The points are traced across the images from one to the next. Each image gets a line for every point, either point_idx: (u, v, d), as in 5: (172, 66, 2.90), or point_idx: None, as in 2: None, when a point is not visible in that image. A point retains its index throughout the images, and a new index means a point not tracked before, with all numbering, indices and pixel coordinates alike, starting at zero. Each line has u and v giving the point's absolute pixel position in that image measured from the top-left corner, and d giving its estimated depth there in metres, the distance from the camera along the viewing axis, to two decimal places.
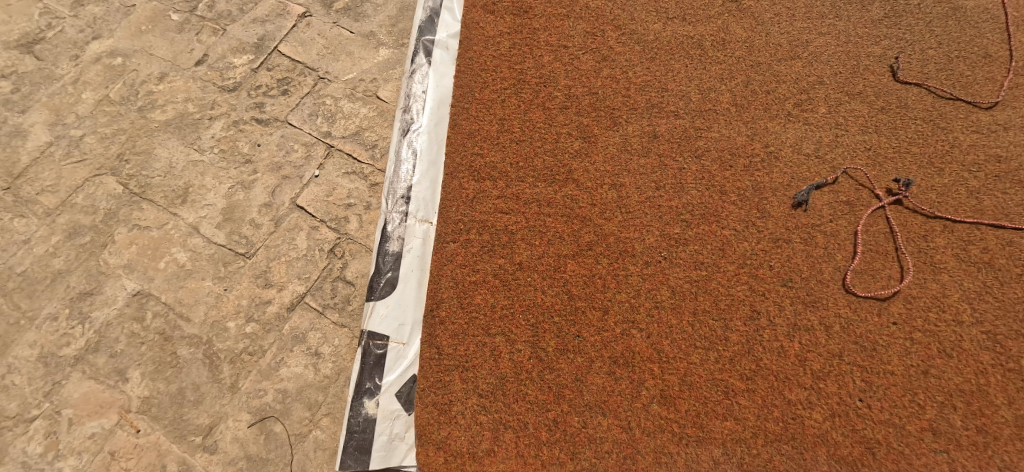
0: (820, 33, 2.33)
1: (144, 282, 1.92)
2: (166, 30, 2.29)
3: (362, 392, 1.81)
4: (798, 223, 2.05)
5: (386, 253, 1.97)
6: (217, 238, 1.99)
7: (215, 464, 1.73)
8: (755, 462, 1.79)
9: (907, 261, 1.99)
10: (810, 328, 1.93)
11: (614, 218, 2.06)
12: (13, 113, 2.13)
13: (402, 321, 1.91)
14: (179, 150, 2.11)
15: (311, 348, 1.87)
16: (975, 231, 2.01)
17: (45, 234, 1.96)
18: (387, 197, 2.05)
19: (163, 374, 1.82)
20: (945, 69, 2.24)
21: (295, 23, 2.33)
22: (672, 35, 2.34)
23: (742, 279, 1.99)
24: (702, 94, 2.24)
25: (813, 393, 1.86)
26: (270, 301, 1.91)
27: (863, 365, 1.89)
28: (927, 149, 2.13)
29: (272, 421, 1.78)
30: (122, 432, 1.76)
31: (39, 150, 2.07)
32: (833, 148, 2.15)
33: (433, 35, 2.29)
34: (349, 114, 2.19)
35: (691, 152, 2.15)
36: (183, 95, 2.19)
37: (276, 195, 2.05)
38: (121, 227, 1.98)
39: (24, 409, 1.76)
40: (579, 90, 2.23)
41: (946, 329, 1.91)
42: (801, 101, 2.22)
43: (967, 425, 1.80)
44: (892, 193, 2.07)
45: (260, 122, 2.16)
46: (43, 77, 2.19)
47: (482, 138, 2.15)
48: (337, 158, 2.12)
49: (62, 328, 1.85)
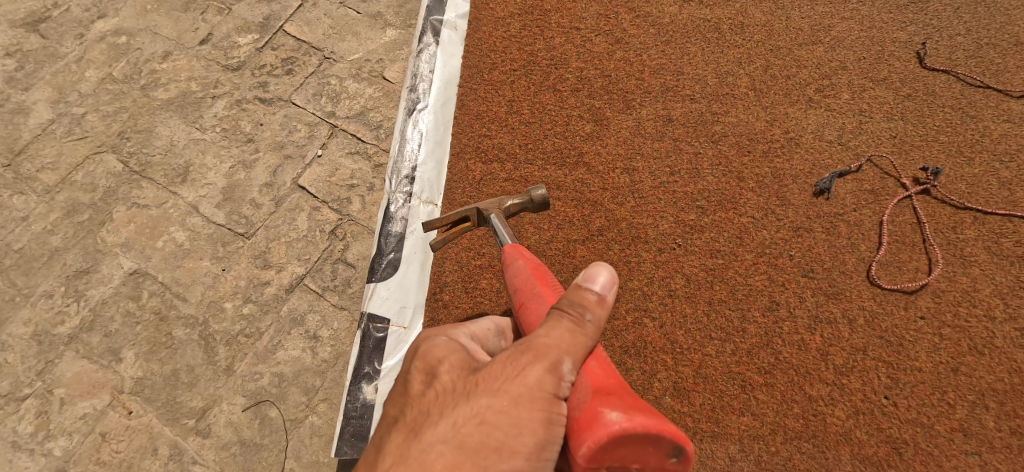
0: (843, 18, 2.24)
1: (141, 261, 1.88)
2: (171, 10, 2.27)
3: (360, 377, 1.71)
4: (820, 212, 1.96)
5: (388, 234, 1.90)
6: (216, 217, 1.94)
7: (207, 449, 1.66)
8: (774, 460, 1.69)
9: (936, 253, 1.88)
10: (833, 320, 1.84)
11: (626, 204, 1.98)
12: (17, 90, 2.12)
13: (404, 304, 1.81)
14: (180, 129, 2.07)
15: (309, 332, 1.80)
16: (1007, 224, 1.89)
17: (43, 211, 1.93)
18: (390, 177, 1.99)
19: (157, 355, 1.76)
20: (975, 56, 2.13)
21: (301, 3, 2.31)
22: (688, 19, 2.26)
23: (761, 268, 1.91)
24: (719, 78, 2.16)
25: (835, 390, 1.76)
26: (269, 282, 1.86)
27: (889, 361, 1.78)
28: (956, 137, 2.02)
29: (268, 406, 1.71)
30: (114, 413, 1.70)
31: (40, 128, 2.05)
32: (857, 135, 2.06)
33: (441, 14, 2.23)
34: (354, 94, 2.16)
35: (707, 137, 2.07)
36: (186, 74, 2.16)
37: (278, 175, 2.01)
38: (120, 205, 1.95)
39: (17, 387, 1.72)
40: (591, 73, 2.16)
41: (977, 325, 1.79)
42: (823, 87, 2.14)
43: (1000, 426, 1.68)
44: (919, 182, 1.97)
45: (263, 102, 2.13)
46: (48, 56, 2.18)
47: (490, 120, 2.08)
48: (341, 138, 2.08)
49: (57, 305, 1.81)
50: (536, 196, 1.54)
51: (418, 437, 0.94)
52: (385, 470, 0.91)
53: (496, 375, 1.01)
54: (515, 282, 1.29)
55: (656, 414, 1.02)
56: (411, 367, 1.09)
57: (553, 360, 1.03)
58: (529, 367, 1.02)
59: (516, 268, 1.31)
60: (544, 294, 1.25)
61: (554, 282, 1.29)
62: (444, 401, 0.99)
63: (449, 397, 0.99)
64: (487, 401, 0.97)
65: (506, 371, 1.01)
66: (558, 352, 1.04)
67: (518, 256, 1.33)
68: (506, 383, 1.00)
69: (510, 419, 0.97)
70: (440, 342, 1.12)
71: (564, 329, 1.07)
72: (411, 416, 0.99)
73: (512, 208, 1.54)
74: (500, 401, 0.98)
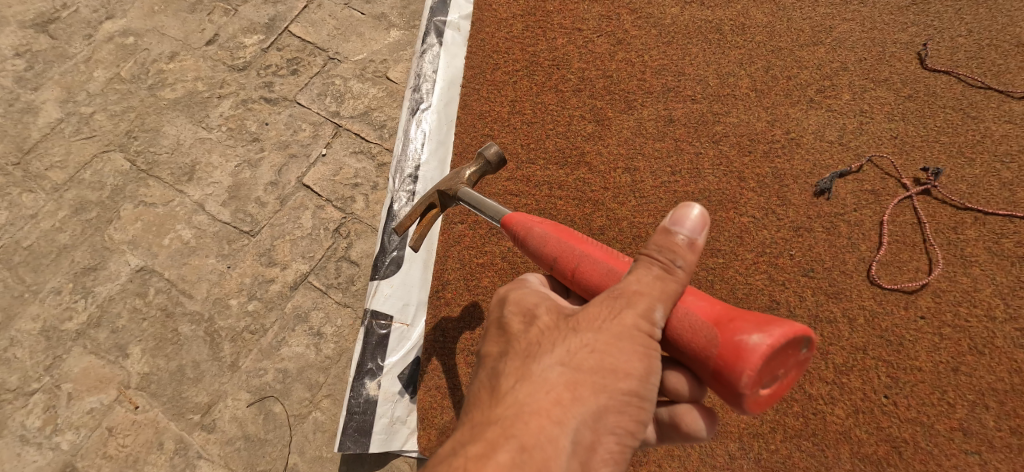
0: (844, 19, 2.25)
1: (148, 259, 1.90)
2: (178, 11, 2.30)
3: (363, 373, 1.73)
4: (820, 212, 1.98)
5: (391, 232, 1.91)
6: (222, 216, 1.97)
7: (212, 443, 1.68)
8: (773, 458, 1.71)
9: (936, 254, 1.88)
10: (833, 320, 1.85)
11: (627, 203, 1.99)
12: (27, 90, 2.15)
13: (406, 301, 1.82)
14: (187, 128, 2.10)
15: (313, 329, 1.82)
16: (1009, 224, 1.90)
17: (51, 209, 1.96)
18: (394, 176, 2.00)
19: (163, 351, 1.79)
20: (976, 57, 2.13)
21: (306, 4, 2.34)
22: (690, 20, 2.28)
23: (761, 268, 1.92)
24: (720, 79, 2.17)
25: (835, 389, 1.77)
26: (274, 280, 1.88)
27: (888, 360, 1.79)
28: (957, 138, 2.03)
29: (272, 401, 1.73)
30: (121, 408, 1.72)
31: (48, 127, 2.08)
32: (858, 136, 2.07)
33: (444, 15, 2.25)
34: (358, 94, 2.18)
35: (708, 137, 2.08)
36: (192, 74, 2.19)
37: (283, 174, 2.03)
38: (127, 203, 1.97)
39: (25, 382, 1.74)
40: (593, 73, 2.18)
41: (978, 324, 1.79)
42: (824, 87, 2.15)
43: (1000, 426, 1.67)
44: (919, 182, 1.97)
45: (269, 102, 2.15)
46: (57, 56, 2.21)
47: (492, 120, 2.10)
48: (345, 138, 2.10)
49: (65, 302, 1.84)
50: (491, 155, 1.59)
51: (533, 361, 1.04)
52: (508, 386, 1.03)
53: (595, 315, 1.07)
54: (553, 247, 1.28)
55: (784, 320, 1.05)
56: (506, 312, 1.18)
57: (645, 304, 1.07)
58: (630, 303, 1.07)
59: (538, 234, 1.32)
60: (589, 252, 1.25)
61: (580, 235, 1.31)
62: (550, 335, 1.08)
63: (554, 332, 1.08)
64: (590, 336, 1.05)
65: (604, 311, 1.07)
66: (648, 298, 1.07)
67: (535, 223, 1.34)
68: (606, 321, 1.06)
69: (618, 349, 1.04)
70: (529, 291, 1.21)
71: (648, 277, 1.09)
72: (520, 346, 1.09)
73: (472, 176, 1.58)
74: (604, 335, 1.05)
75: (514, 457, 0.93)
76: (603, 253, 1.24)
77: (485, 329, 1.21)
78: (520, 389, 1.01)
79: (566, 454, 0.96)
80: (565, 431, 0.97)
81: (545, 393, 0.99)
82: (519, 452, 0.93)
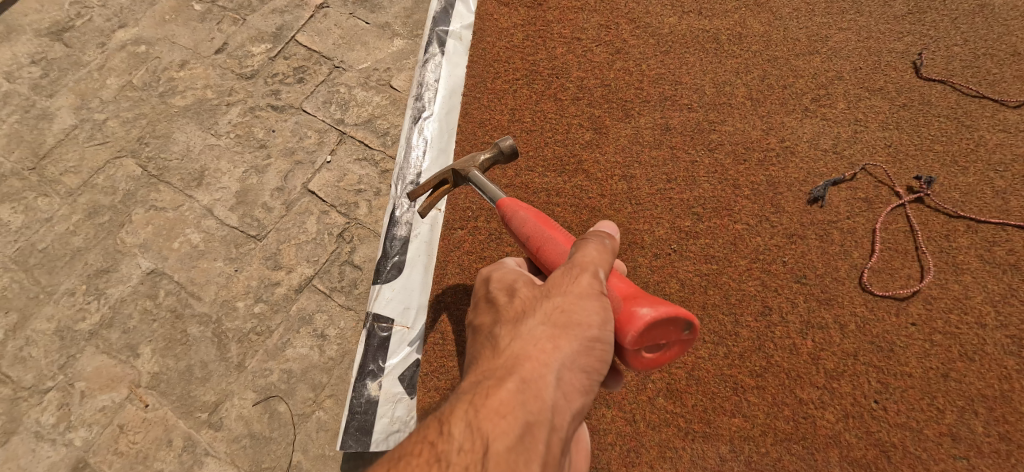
0: (840, 29, 2.29)
1: (158, 262, 1.96)
2: (188, 20, 2.37)
3: (365, 374, 1.78)
4: (813, 219, 2.01)
5: (393, 238, 1.97)
6: (229, 220, 2.03)
7: (218, 441, 1.75)
8: (764, 460, 1.74)
9: (928, 262, 1.92)
10: (824, 325, 1.89)
11: (623, 209, 2.04)
12: (42, 97, 2.22)
13: (408, 304, 1.87)
14: (196, 135, 2.16)
15: (317, 330, 1.88)
16: (1001, 232, 1.93)
17: (65, 213, 2.03)
18: (396, 183, 2.06)
19: (172, 351, 1.85)
20: (971, 66, 2.16)
21: (313, 14, 2.40)
22: (687, 29, 2.32)
23: (754, 274, 1.96)
24: (716, 87, 2.21)
25: (825, 393, 1.81)
26: (279, 283, 1.94)
27: (879, 366, 1.83)
28: (951, 147, 2.06)
29: (277, 401, 1.79)
30: (132, 406, 1.78)
31: (63, 133, 2.15)
32: (852, 144, 2.11)
33: (446, 26, 2.32)
34: (362, 102, 2.24)
35: (703, 145, 2.13)
36: (202, 82, 2.25)
37: (289, 180, 2.09)
38: (139, 208, 2.04)
39: (40, 380, 1.81)
40: (592, 82, 2.23)
41: (968, 331, 1.83)
42: (819, 96, 2.19)
43: (989, 431, 1.71)
44: (912, 190, 2.01)
45: (276, 109, 2.22)
46: (71, 64, 2.28)
47: (492, 127, 2.14)
48: (349, 144, 2.16)
49: (79, 303, 1.91)
50: (504, 146, 1.62)
51: (517, 321, 1.11)
52: (502, 340, 1.09)
53: (558, 283, 1.15)
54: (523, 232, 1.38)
55: (672, 304, 1.18)
56: (491, 289, 1.24)
57: (592, 271, 1.16)
58: (584, 271, 1.16)
59: (519, 217, 1.41)
60: (556, 237, 1.33)
61: (557, 224, 1.39)
62: (530, 299, 1.15)
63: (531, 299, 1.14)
64: (558, 299, 1.12)
65: (565, 279, 1.15)
66: (591, 266, 1.17)
67: (521, 206, 1.43)
68: (568, 286, 1.13)
69: (583, 306, 1.11)
70: (510, 270, 1.28)
71: (585, 252, 1.20)
72: (504, 310, 1.15)
73: (485, 163, 1.62)
74: (569, 296, 1.12)
75: (516, 387, 1.00)
76: (566, 239, 1.33)
77: (472, 306, 1.27)
78: (514, 342, 1.07)
79: (553, 387, 1.02)
80: (550, 368, 1.03)
81: (532, 341, 1.06)
82: (521, 383, 1.00)
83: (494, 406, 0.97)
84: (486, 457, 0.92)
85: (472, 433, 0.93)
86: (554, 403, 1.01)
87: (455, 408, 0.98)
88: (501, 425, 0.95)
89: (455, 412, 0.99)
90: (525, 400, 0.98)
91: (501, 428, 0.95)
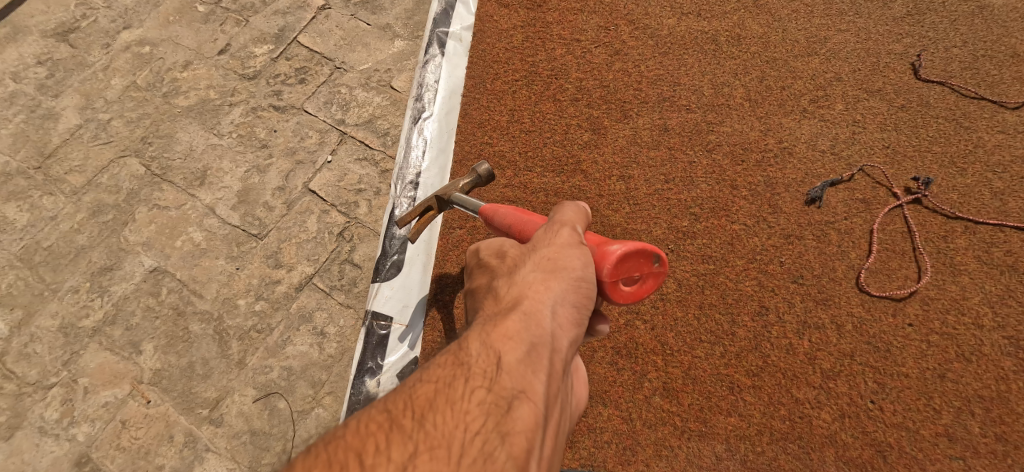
0: (839, 30, 2.30)
1: (161, 260, 1.99)
2: (192, 21, 2.39)
3: (364, 371, 1.81)
4: (811, 220, 2.02)
5: (393, 237, 1.99)
6: (231, 219, 2.05)
7: (219, 437, 1.77)
8: (759, 460, 1.75)
9: (925, 262, 1.93)
10: (821, 326, 1.90)
11: (621, 210, 2.06)
12: (48, 97, 2.25)
13: (406, 303, 1.88)
14: (199, 135, 2.19)
15: (316, 328, 1.90)
16: (999, 233, 1.94)
17: (70, 211, 2.05)
18: (396, 183, 2.09)
19: (174, 348, 1.87)
20: (970, 67, 2.17)
21: (315, 15, 2.42)
22: (686, 31, 2.33)
23: (750, 274, 1.97)
24: (715, 89, 2.22)
25: (821, 393, 1.81)
26: (280, 281, 1.97)
27: (876, 366, 1.83)
28: (949, 148, 2.07)
29: (277, 397, 1.81)
30: (134, 402, 1.81)
31: (68, 133, 2.18)
32: (850, 145, 2.12)
33: (446, 27, 2.34)
34: (363, 103, 2.26)
35: (702, 146, 2.14)
36: (205, 83, 2.28)
37: (290, 180, 2.11)
38: (142, 207, 2.06)
39: (44, 376, 1.83)
40: (591, 83, 2.24)
41: (965, 332, 1.83)
42: (818, 97, 2.20)
43: (985, 432, 1.72)
44: (910, 191, 2.02)
45: (278, 109, 2.24)
46: (76, 64, 2.31)
47: (491, 128, 2.17)
48: (350, 144, 2.18)
49: (83, 300, 1.93)
50: (482, 171, 1.65)
51: (511, 271, 1.14)
52: (501, 287, 1.12)
53: (542, 238, 1.19)
54: (505, 225, 1.38)
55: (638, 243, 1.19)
56: (480, 257, 1.23)
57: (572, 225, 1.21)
58: (565, 225, 1.21)
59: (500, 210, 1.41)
60: (537, 221, 1.33)
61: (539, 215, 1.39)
62: (519, 255, 1.17)
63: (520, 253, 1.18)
64: (545, 249, 1.16)
65: (547, 235, 1.19)
66: (570, 222, 1.22)
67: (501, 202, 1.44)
68: (552, 239, 1.18)
69: (570, 252, 1.15)
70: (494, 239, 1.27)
71: (562, 210, 1.26)
72: (497, 266, 1.17)
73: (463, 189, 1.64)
74: (554, 246, 1.16)
75: (520, 316, 1.05)
76: (547, 219, 1.34)
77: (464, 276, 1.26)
78: (511, 288, 1.11)
79: (551, 318, 1.06)
80: (547, 303, 1.07)
81: (527, 284, 1.10)
82: (523, 315, 1.05)
83: (502, 328, 1.03)
84: (499, 367, 0.98)
85: (485, 349, 1.00)
86: (554, 330, 1.06)
87: (468, 332, 1.04)
88: (511, 343, 1.01)
89: (469, 337, 1.04)
90: (528, 326, 1.03)
91: (509, 349, 1.00)
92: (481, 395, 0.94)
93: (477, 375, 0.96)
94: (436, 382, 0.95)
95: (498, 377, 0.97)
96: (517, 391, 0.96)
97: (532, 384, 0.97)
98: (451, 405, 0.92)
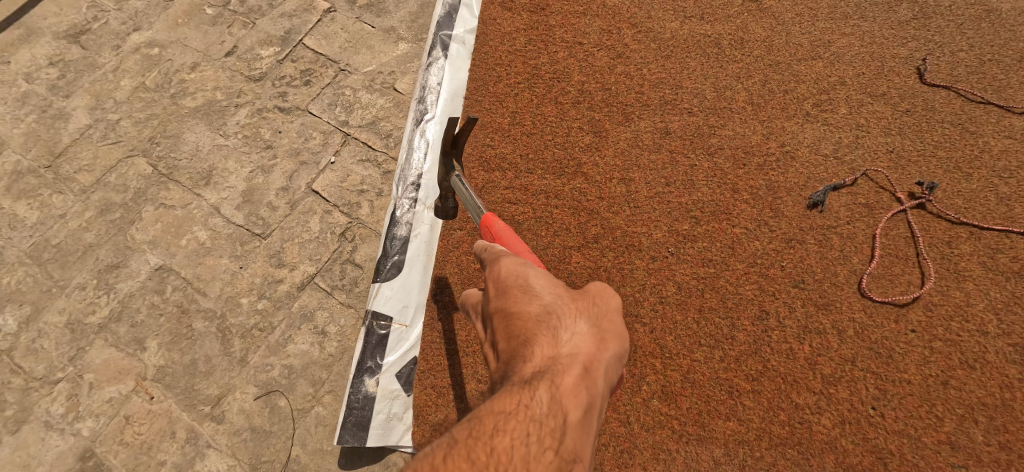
0: (843, 34, 2.29)
1: (166, 258, 2.02)
2: (200, 24, 2.43)
3: (363, 370, 1.82)
4: (813, 224, 2.02)
5: (394, 237, 2.00)
6: (236, 218, 2.08)
7: (220, 434, 1.79)
8: (757, 465, 1.74)
9: (929, 268, 1.91)
10: (822, 331, 1.89)
11: (622, 212, 2.06)
12: (59, 97, 2.29)
13: (405, 303, 1.90)
14: (205, 135, 2.22)
15: (317, 327, 1.92)
16: (1004, 239, 1.92)
17: (79, 210, 2.09)
18: (398, 184, 2.10)
19: (178, 345, 1.90)
20: (976, 72, 2.16)
21: (320, 18, 2.45)
22: (689, 34, 2.34)
23: (751, 278, 1.97)
24: (717, 92, 2.22)
25: (822, 399, 1.80)
26: (282, 280, 1.99)
27: (877, 372, 1.82)
28: (955, 153, 2.05)
29: (277, 396, 1.83)
30: (137, 398, 1.84)
31: (78, 132, 2.22)
32: (853, 149, 2.11)
33: (450, 30, 2.36)
34: (367, 104, 2.29)
35: (703, 149, 2.14)
36: (212, 84, 2.31)
37: (294, 180, 2.14)
38: (148, 206, 2.10)
39: (51, 371, 1.87)
40: (592, 85, 2.25)
41: (969, 339, 1.82)
42: (821, 101, 2.19)
43: (989, 441, 1.70)
44: (914, 196, 2.01)
45: (282, 111, 2.27)
46: (87, 66, 2.35)
47: (493, 130, 2.19)
48: (353, 146, 2.20)
49: (89, 297, 1.97)
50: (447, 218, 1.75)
51: (571, 317, 1.03)
52: (561, 333, 1.01)
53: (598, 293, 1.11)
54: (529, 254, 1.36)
55: None
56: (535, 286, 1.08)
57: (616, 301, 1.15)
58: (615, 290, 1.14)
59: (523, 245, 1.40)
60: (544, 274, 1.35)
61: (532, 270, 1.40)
62: (576, 304, 1.07)
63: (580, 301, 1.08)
64: (602, 307, 1.08)
65: (602, 292, 1.11)
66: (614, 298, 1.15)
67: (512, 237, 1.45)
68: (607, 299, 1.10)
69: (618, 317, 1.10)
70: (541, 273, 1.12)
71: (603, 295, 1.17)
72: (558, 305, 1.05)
73: None
74: (608, 308, 1.09)
75: (580, 374, 0.95)
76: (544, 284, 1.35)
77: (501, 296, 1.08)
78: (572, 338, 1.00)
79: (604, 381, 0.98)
80: (603, 364, 0.99)
81: (588, 340, 1.01)
82: (584, 371, 0.96)
83: (567, 382, 0.93)
84: (565, 427, 0.88)
85: (552, 404, 0.89)
86: (603, 393, 0.98)
87: (536, 379, 0.93)
88: (575, 401, 0.92)
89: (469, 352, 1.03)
90: (589, 387, 0.95)
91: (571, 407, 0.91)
92: (550, 455, 0.84)
93: (546, 431, 0.86)
94: (513, 436, 0.84)
95: (564, 437, 0.87)
96: (577, 454, 0.87)
97: (586, 449, 0.89)
98: (525, 461, 0.81)
